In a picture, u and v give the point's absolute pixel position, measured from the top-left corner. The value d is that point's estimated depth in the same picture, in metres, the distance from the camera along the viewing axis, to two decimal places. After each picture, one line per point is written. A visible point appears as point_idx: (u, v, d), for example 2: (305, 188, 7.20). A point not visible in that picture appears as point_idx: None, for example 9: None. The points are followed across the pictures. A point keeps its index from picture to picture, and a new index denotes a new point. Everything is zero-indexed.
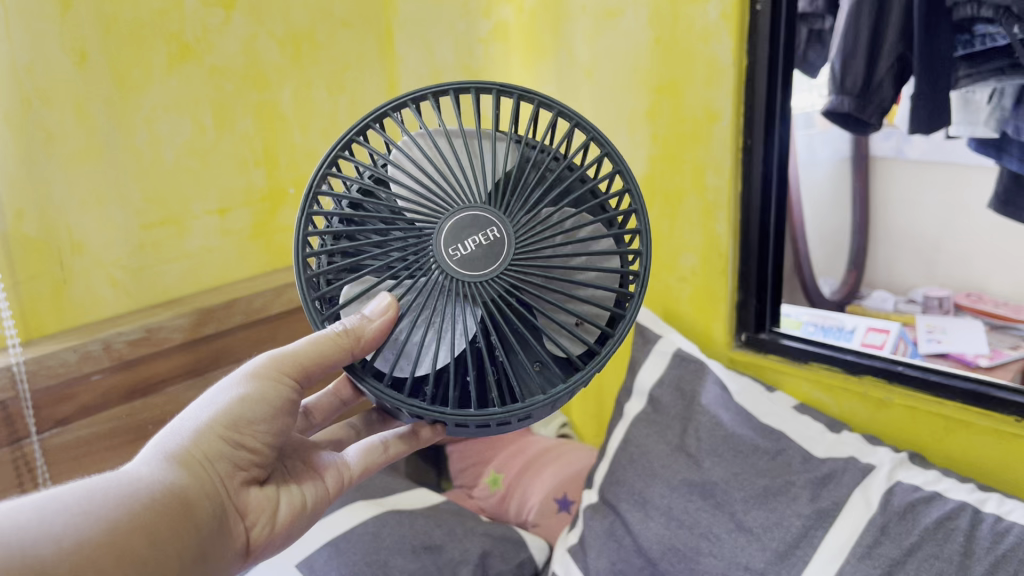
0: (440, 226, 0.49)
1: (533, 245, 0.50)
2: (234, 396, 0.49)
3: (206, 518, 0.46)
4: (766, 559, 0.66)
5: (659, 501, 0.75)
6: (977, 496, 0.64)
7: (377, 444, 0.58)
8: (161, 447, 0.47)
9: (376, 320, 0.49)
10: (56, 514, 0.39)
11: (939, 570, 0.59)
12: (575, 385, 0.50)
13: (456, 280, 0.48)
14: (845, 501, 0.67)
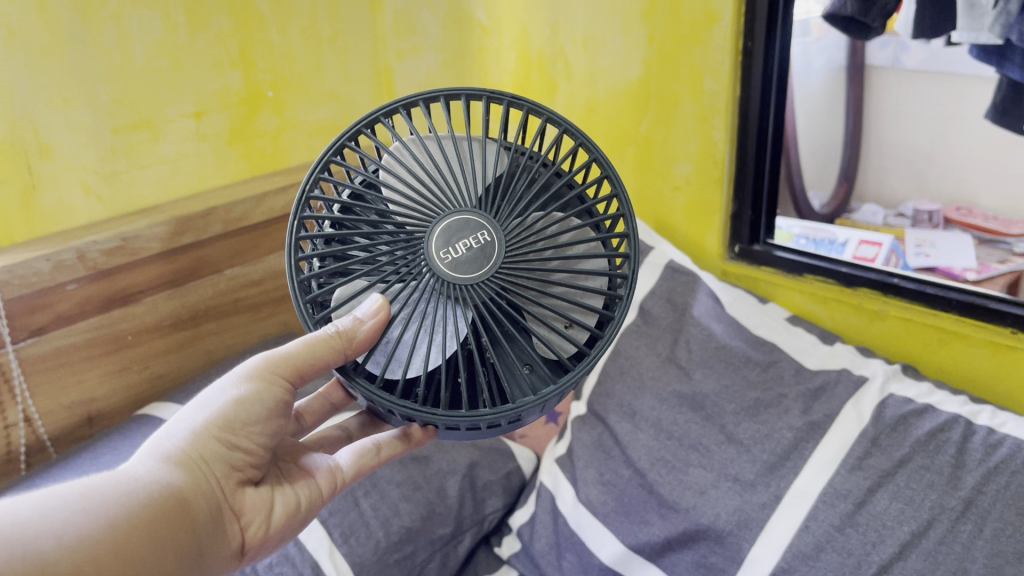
0: (429, 232, 0.48)
1: (521, 248, 0.48)
2: (230, 398, 0.48)
3: (201, 520, 0.45)
4: (756, 471, 0.66)
5: (648, 413, 0.74)
6: (970, 409, 0.63)
7: (370, 447, 0.56)
8: (156, 449, 0.46)
9: (368, 321, 0.46)
10: (56, 512, 0.38)
11: (929, 482, 0.59)
12: (565, 386, 0.48)
13: (448, 283, 0.47)
14: (838, 413, 0.66)
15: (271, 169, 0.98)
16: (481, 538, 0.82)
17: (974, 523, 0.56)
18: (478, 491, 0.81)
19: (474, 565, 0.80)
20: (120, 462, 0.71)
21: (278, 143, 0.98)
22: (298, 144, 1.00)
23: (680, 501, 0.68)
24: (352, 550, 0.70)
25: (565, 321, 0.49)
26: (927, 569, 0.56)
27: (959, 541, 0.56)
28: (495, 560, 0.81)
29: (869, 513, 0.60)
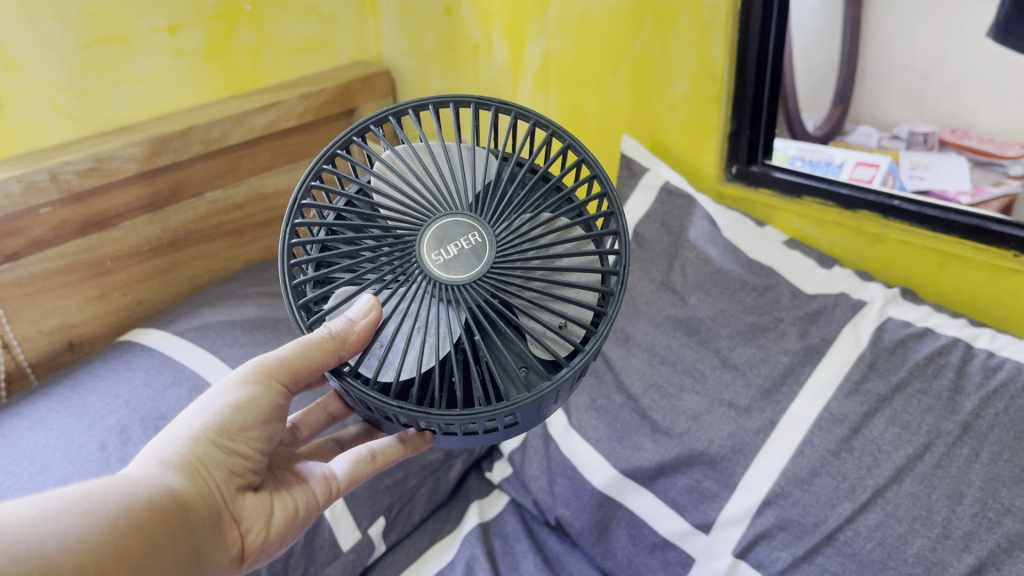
0: (420, 237, 0.46)
1: (513, 246, 0.46)
2: (227, 403, 0.48)
3: (201, 527, 0.45)
4: (751, 396, 0.65)
5: (641, 338, 0.73)
6: (970, 332, 0.62)
7: (365, 453, 0.55)
8: (154, 455, 0.46)
9: (360, 322, 0.45)
10: (60, 511, 0.39)
11: (927, 407, 0.59)
12: (562, 380, 0.45)
13: (439, 283, 0.45)
14: (835, 338, 0.65)
15: (249, 88, 0.94)
16: (473, 463, 0.85)
17: (971, 447, 0.56)
18: None
19: (466, 489, 0.84)
20: (103, 390, 0.69)
21: (257, 60, 0.94)
22: (279, 62, 0.96)
23: (674, 427, 0.67)
24: None
25: (560, 319, 0.47)
26: (923, 493, 0.56)
27: (954, 465, 0.56)
28: (487, 484, 0.84)
29: (865, 438, 0.60)
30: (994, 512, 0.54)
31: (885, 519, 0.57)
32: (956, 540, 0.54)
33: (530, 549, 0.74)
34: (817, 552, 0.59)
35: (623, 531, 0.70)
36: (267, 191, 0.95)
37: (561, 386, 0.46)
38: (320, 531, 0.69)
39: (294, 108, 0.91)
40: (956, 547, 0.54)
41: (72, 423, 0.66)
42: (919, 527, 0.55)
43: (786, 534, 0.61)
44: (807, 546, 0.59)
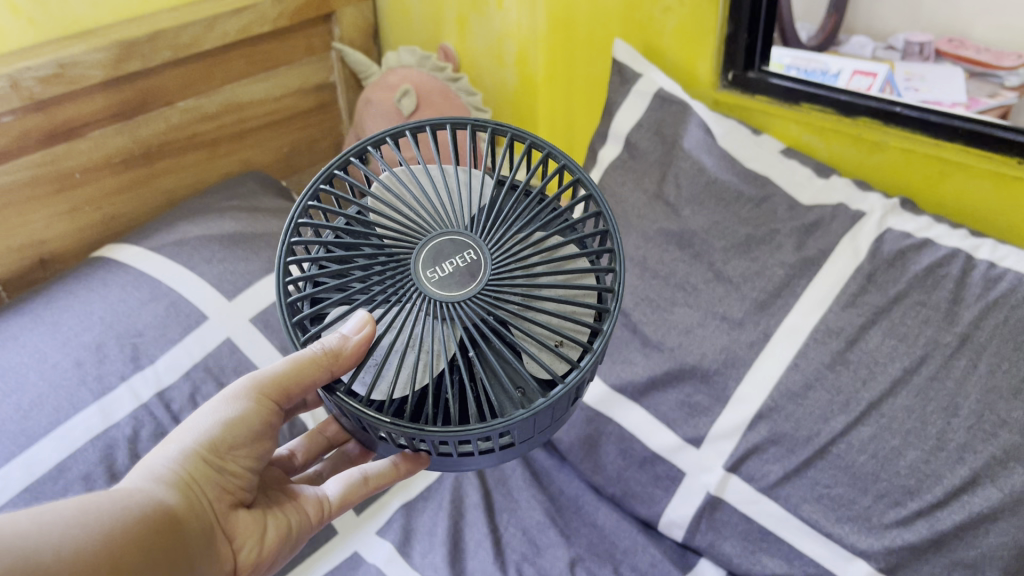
0: (415, 255, 0.44)
1: (509, 266, 0.44)
2: (218, 419, 0.45)
3: (195, 545, 0.42)
4: (745, 310, 0.64)
5: (633, 252, 0.70)
6: (971, 243, 0.60)
7: (358, 476, 0.52)
8: (147, 470, 0.44)
9: (353, 338, 0.42)
10: (48, 522, 0.37)
11: (924, 319, 0.58)
12: (557, 397, 0.41)
13: (434, 301, 0.42)
14: (832, 250, 0.63)
15: None
16: None
17: (969, 358, 0.55)
18: None
19: None
20: (77, 308, 0.67)
21: None
22: None
23: (665, 341, 0.66)
24: None
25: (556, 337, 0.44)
26: (918, 406, 0.56)
27: (951, 377, 0.55)
28: None
29: (861, 351, 0.59)
30: (990, 423, 0.53)
31: (880, 432, 0.56)
32: (950, 452, 0.54)
33: (519, 464, 0.75)
34: (811, 465, 0.59)
35: (613, 446, 0.69)
36: (244, 101, 0.90)
37: (557, 404, 0.42)
38: None
39: (268, 11, 0.86)
40: (950, 460, 0.54)
41: (44, 340, 0.64)
42: (914, 440, 0.55)
43: (779, 447, 0.60)
44: (800, 459, 0.59)
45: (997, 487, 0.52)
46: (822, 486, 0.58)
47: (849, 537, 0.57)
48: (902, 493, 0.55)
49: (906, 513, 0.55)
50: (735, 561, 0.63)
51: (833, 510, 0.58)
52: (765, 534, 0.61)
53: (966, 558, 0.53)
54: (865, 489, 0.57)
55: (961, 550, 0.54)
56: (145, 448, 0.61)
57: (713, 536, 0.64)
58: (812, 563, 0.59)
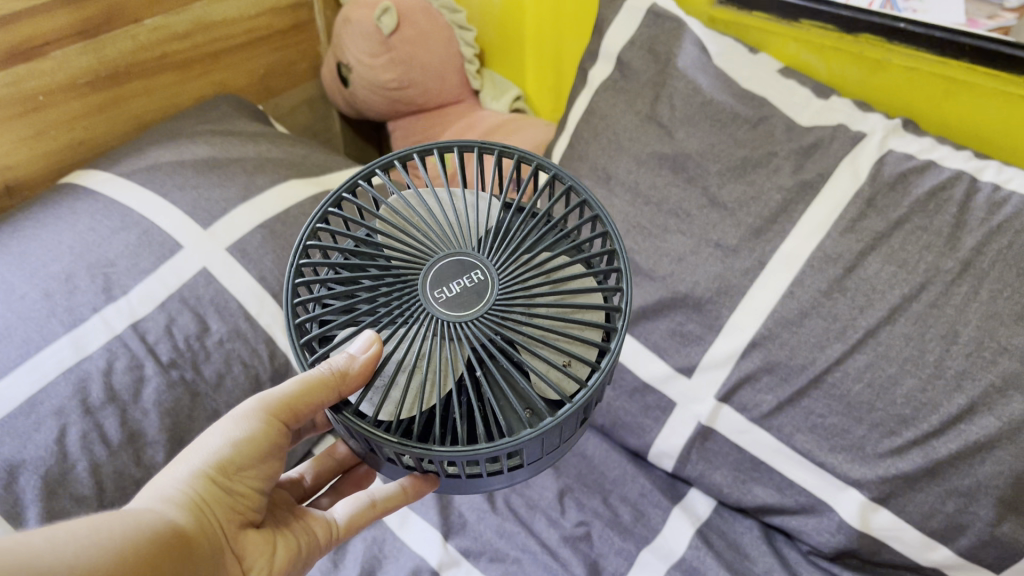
0: (423, 277, 0.43)
1: (515, 287, 0.43)
2: (226, 440, 0.44)
3: (207, 568, 0.41)
4: (739, 237, 0.62)
5: (625, 177, 0.68)
6: (975, 165, 0.58)
7: (366, 499, 0.51)
8: (156, 492, 0.42)
9: (360, 358, 0.40)
10: (61, 544, 0.35)
11: (925, 245, 0.55)
12: (564, 417, 0.40)
13: (441, 321, 0.41)
14: (832, 173, 0.60)
15: None
16: None
17: (969, 285, 0.53)
18: None
19: None
20: (45, 237, 0.64)
21: None
22: None
23: (657, 271, 0.64)
24: None
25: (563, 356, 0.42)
26: (916, 334, 0.54)
27: (951, 304, 0.53)
28: None
29: (859, 278, 0.57)
30: (990, 351, 0.51)
31: (875, 361, 0.55)
32: (947, 381, 0.52)
33: None
34: (805, 395, 0.58)
35: None
36: (216, 20, 0.86)
37: (565, 424, 0.41)
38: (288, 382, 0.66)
39: None
40: (948, 388, 0.52)
41: (11, 271, 0.61)
42: (910, 368, 0.54)
43: (772, 377, 0.59)
44: (794, 388, 0.58)
45: (995, 416, 0.51)
46: (815, 416, 0.57)
47: (841, 466, 0.57)
48: (898, 423, 0.54)
49: (901, 442, 0.54)
50: (726, 491, 0.63)
51: (826, 440, 0.57)
52: (757, 465, 0.61)
53: (960, 486, 0.53)
54: (859, 419, 0.56)
55: (955, 479, 0.53)
56: (121, 381, 0.59)
57: (704, 466, 0.64)
58: (804, 492, 0.59)
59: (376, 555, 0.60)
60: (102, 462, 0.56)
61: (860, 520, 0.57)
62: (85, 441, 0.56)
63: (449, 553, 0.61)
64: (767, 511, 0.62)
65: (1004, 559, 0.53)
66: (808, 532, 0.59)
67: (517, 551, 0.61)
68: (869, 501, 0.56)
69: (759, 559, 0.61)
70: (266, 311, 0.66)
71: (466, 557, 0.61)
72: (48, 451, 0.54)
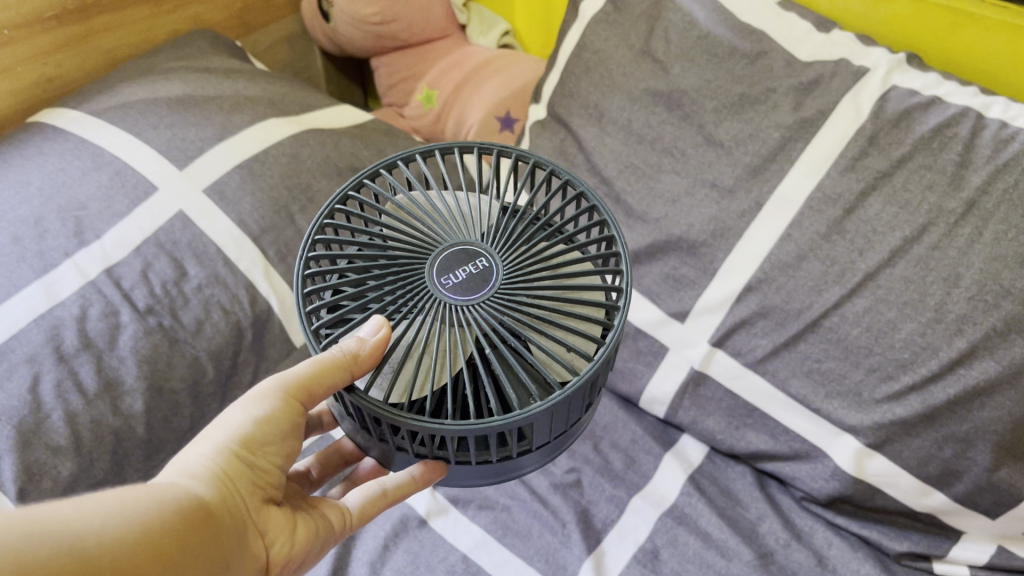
0: (428, 266, 0.42)
1: (518, 273, 0.42)
2: (251, 417, 0.42)
3: (232, 542, 0.39)
4: (736, 176, 0.60)
5: (618, 115, 0.66)
6: (982, 101, 0.56)
7: (376, 489, 0.48)
8: (182, 466, 0.40)
9: (370, 342, 0.38)
10: (88, 514, 0.34)
11: (929, 183, 0.53)
12: (572, 390, 0.38)
13: (447, 306, 0.40)
14: (833, 109, 0.58)
15: None
16: None
17: (973, 226, 0.51)
18: None
19: None
20: (14, 180, 0.61)
21: None
22: None
23: (650, 213, 0.62)
24: (290, 272, 0.65)
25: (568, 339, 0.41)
26: (917, 277, 0.52)
27: (954, 246, 0.51)
28: None
29: (858, 219, 0.55)
30: (993, 294, 0.50)
31: (874, 305, 0.53)
32: (948, 325, 0.51)
33: None
34: (801, 339, 0.56)
35: None
36: None
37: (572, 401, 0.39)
38: (270, 330, 0.64)
39: None
40: (948, 332, 0.51)
41: None
42: (910, 312, 0.52)
43: (767, 321, 0.58)
44: (790, 333, 0.56)
45: (996, 360, 0.50)
46: (812, 361, 0.56)
47: (837, 413, 0.55)
48: (897, 368, 0.53)
49: (899, 387, 0.53)
50: (719, 437, 0.62)
51: (822, 385, 0.56)
52: (751, 411, 0.60)
53: (959, 432, 0.52)
54: (857, 363, 0.54)
55: (954, 424, 0.52)
56: (96, 328, 0.56)
57: (696, 412, 0.63)
58: (798, 438, 0.58)
59: None
60: (77, 411, 0.54)
61: (855, 466, 0.56)
62: (60, 390, 0.54)
63: (437, 501, 0.60)
64: (761, 457, 0.61)
65: (1000, 504, 0.53)
66: (802, 479, 0.59)
67: (507, 500, 0.60)
68: (864, 447, 0.55)
69: (752, 505, 0.60)
70: (245, 257, 0.63)
71: (455, 505, 0.60)
72: (21, 401, 0.52)
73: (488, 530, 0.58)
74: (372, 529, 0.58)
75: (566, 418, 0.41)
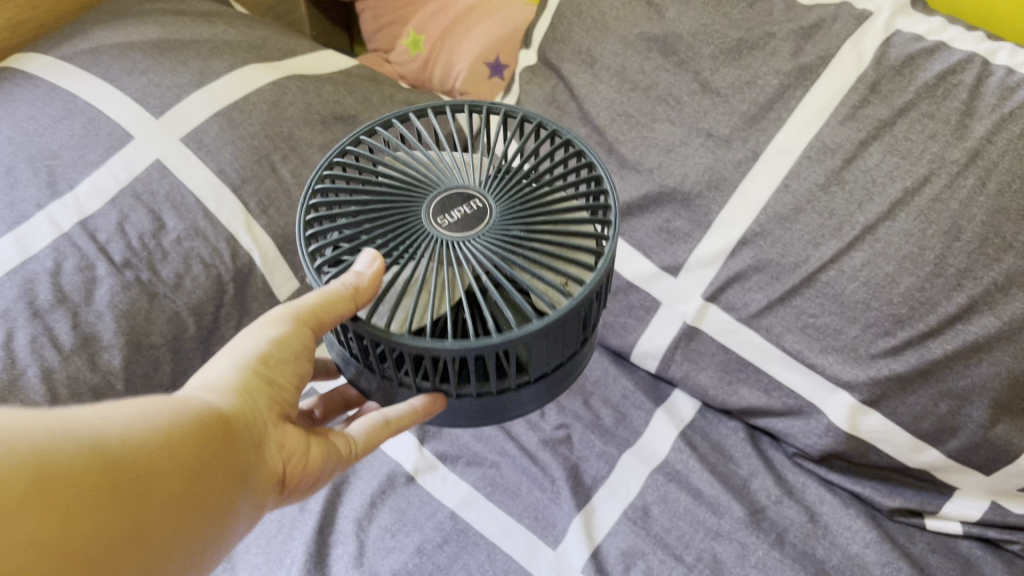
0: (424, 209, 0.40)
1: (512, 210, 0.40)
2: (266, 337, 0.40)
3: (251, 456, 0.38)
4: (732, 126, 0.58)
5: (610, 61, 0.64)
6: (987, 47, 0.54)
7: (380, 418, 0.43)
8: (203, 379, 0.39)
9: (366, 273, 0.37)
10: (111, 418, 0.32)
11: (932, 133, 0.52)
12: (569, 309, 0.37)
13: (444, 242, 0.38)
14: (834, 55, 0.55)
15: None
16: None
17: (976, 177, 0.50)
18: None
19: None
20: None
21: None
22: None
23: (644, 163, 0.61)
24: (274, 223, 0.63)
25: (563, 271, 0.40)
26: (918, 231, 0.51)
27: (956, 199, 0.50)
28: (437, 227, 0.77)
29: (858, 170, 0.53)
30: (994, 248, 0.49)
31: (874, 259, 0.52)
32: (947, 279, 0.50)
33: None
34: (796, 293, 0.55)
35: None
36: None
37: (568, 324, 0.38)
38: (252, 282, 0.62)
39: None
40: (947, 287, 0.50)
41: None
42: (909, 267, 0.51)
43: (762, 275, 0.56)
44: (786, 287, 0.55)
45: (995, 315, 0.49)
46: (807, 316, 0.55)
47: (832, 368, 0.54)
48: (893, 323, 0.52)
49: (895, 343, 0.52)
50: (711, 393, 0.61)
51: (817, 340, 0.55)
52: (744, 365, 0.59)
53: (954, 388, 0.51)
54: (853, 319, 0.53)
55: (950, 380, 0.51)
56: (71, 283, 0.55)
57: (689, 367, 0.61)
58: (792, 394, 0.57)
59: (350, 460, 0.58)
60: (53, 367, 0.52)
61: (848, 423, 0.55)
62: (35, 346, 0.52)
63: (425, 457, 0.59)
64: (753, 413, 0.60)
65: (996, 461, 0.52)
66: (795, 435, 0.58)
67: (496, 456, 0.59)
68: (858, 404, 0.54)
69: (744, 461, 0.59)
70: (226, 207, 0.61)
71: (444, 461, 0.59)
72: None
73: (476, 487, 0.57)
74: (358, 484, 0.57)
75: (562, 350, 0.40)
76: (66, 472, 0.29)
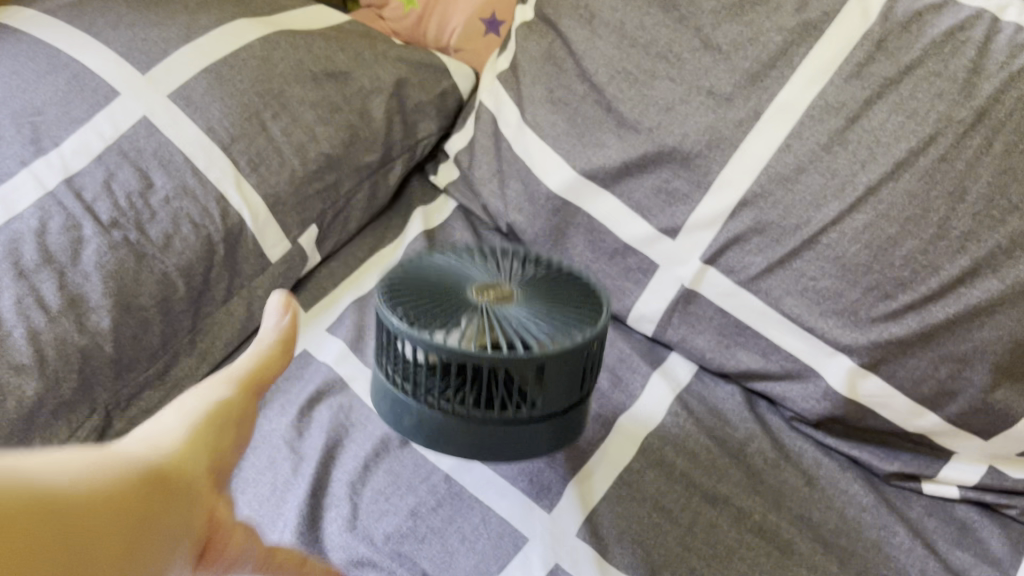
0: (452, 320, 0.44)
1: (529, 282, 0.47)
2: (213, 399, 0.36)
3: (189, 521, 0.30)
4: (734, 84, 0.56)
5: (609, 17, 0.62)
6: (997, 3, 0.52)
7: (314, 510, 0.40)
8: (144, 433, 0.32)
9: (283, 319, 0.42)
10: (53, 454, 0.27)
11: (938, 91, 0.50)
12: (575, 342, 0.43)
13: (483, 312, 0.44)
14: (840, 10, 0.54)
15: None
16: (415, 167, 0.76)
17: (983, 138, 0.49)
18: (409, 114, 0.71)
19: (408, 196, 0.75)
20: None
21: None
22: None
23: (643, 122, 0.59)
24: (264, 182, 0.62)
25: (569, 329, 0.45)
26: (922, 192, 0.50)
27: (961, 159, 0.49)
28: (431, 188, 0.76)
29: (862, 130, 0.52)
30: (999, 211, 0.48)
31: (876, 221, 0.51)
32: (951, 242, 0.49)
33: None
34: (796, 256, 0.54)
35: (581, 237, 0.64)
36: None
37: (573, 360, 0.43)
38: (243, 243, 0.61)
39: None
40: (950, 250, 0.49)
41: None
42: (912, 229, 0.50)
43: (762, 238, 0.55)
44: (786, 250, 0.54)
45: (998, 278, 0.48)
46: (808, 279, 0.54)
47: (832, 332, 0.54)
48: (895, 286, 0.51)
49: (896, 307, 0.51)
50: (708, 356, 0.60)
51: (818, 304, 0.54)
52: (742, 329, 0.58)
53: (956, 352, 0.50)
54: (854, 282, 0.52)
55: (951, 343, 0.50)
56: (57, 242, 0.54)
57: (687, 330, 0.61)
58: (790, 357, 0.56)
59: (343, 423, 0.57)
60: (40, 328, 0.51)
61: (847, 387, 0.54)
62: (20, 307, 0.51)
63: None
64: (750, 376, 0.59)
65: (995, 425, 0.52)
66: (792, 399, 0.57)
67: None
68: (858, 367, 0.53)
69: (740, 425, 0.59)
70: (215, 166, 0.60)
71: None
72: None
73: None
74: (351, 447, 0.56)
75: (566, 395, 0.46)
76: (14, 512, 0.24)
